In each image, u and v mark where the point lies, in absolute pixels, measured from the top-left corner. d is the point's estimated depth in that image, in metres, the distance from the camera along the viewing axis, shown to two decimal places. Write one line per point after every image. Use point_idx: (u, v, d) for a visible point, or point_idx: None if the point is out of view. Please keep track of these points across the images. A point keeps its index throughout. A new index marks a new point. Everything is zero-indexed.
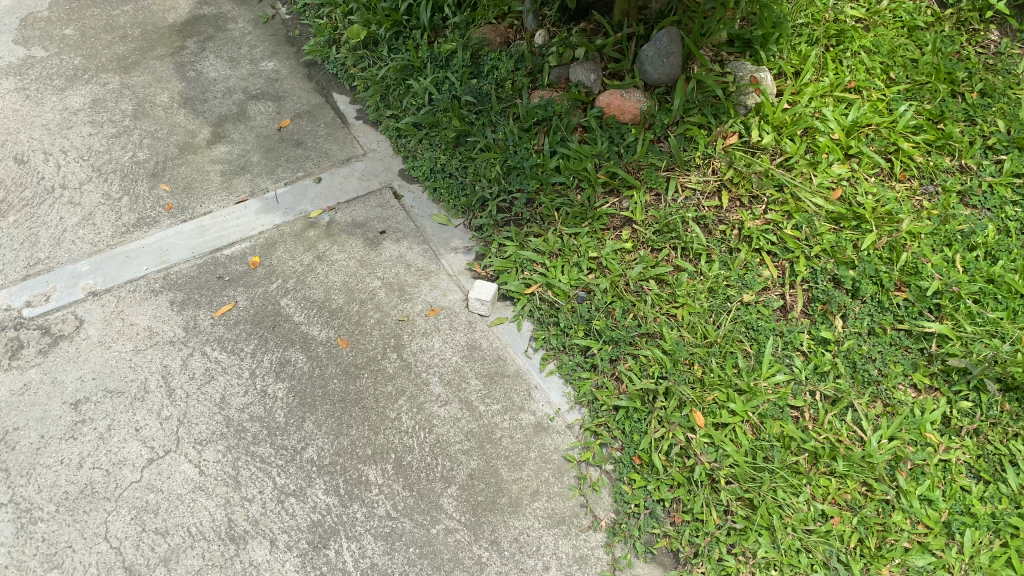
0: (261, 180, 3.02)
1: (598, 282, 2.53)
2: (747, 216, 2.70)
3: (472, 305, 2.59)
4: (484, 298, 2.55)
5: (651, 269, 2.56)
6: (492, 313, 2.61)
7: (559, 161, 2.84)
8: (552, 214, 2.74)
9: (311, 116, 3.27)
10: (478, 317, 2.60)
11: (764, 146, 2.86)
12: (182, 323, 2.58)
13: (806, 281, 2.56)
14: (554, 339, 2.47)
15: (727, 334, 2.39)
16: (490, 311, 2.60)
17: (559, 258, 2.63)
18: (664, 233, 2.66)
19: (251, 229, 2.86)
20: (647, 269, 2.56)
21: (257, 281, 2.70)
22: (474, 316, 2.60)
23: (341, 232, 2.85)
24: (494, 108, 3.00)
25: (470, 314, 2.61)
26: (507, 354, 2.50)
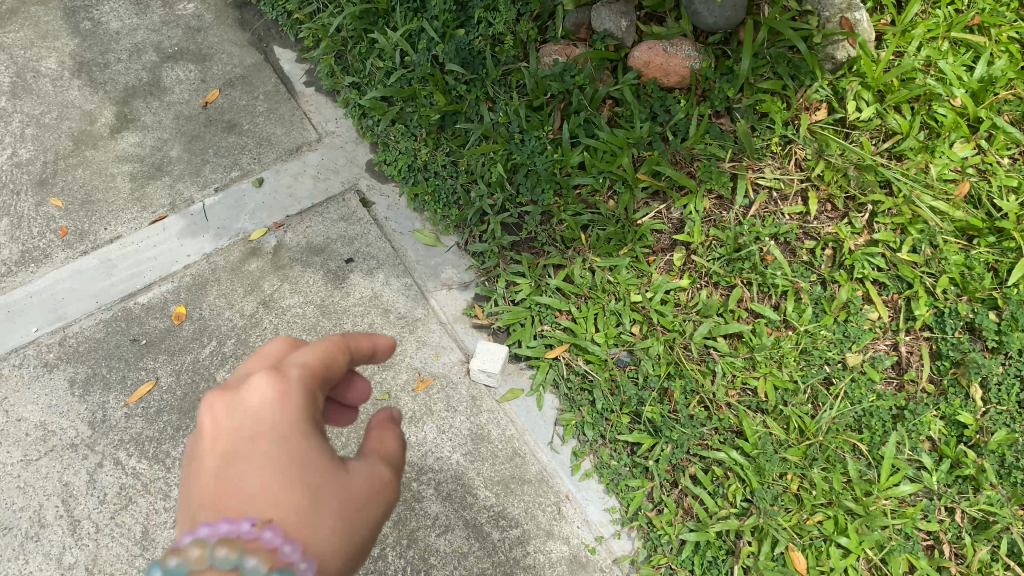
0: (183, 186, 2.28)
1: (646, 345, 1.84)
2: (846, 230, 1.97)
3: (477, 375, 1.89)
4: (494, 368, 1.85)
5: (723, 325, 1.85)
6: (504, 384, 1.91)
7: (584, 154, 2.06)
8: (578, 235, 1.99)
9: (246, 85, 2.47)
10: (483, 389, 1.91)
11: (863, 124, 2.10)
12: (86, 417, 1.93)
13: (928, 328, 1.88)
14: (590, 427, 1.80)
15: (830, 426, 1.73)
16: (502, 381, 1.90)
17: (590, 303, 1.92)
18: (733, 261, 1.93)
19: (174, 262, 2.15)
20: (714, 323, 1.85)
21: (184, 344, 2.02)
22: (479, 389, 1.91)
23: (292, 262, 2.13)
24: (491, 76, 2.18)
25: (472, 386, 1.91)
26: (525, 449, 1.83)
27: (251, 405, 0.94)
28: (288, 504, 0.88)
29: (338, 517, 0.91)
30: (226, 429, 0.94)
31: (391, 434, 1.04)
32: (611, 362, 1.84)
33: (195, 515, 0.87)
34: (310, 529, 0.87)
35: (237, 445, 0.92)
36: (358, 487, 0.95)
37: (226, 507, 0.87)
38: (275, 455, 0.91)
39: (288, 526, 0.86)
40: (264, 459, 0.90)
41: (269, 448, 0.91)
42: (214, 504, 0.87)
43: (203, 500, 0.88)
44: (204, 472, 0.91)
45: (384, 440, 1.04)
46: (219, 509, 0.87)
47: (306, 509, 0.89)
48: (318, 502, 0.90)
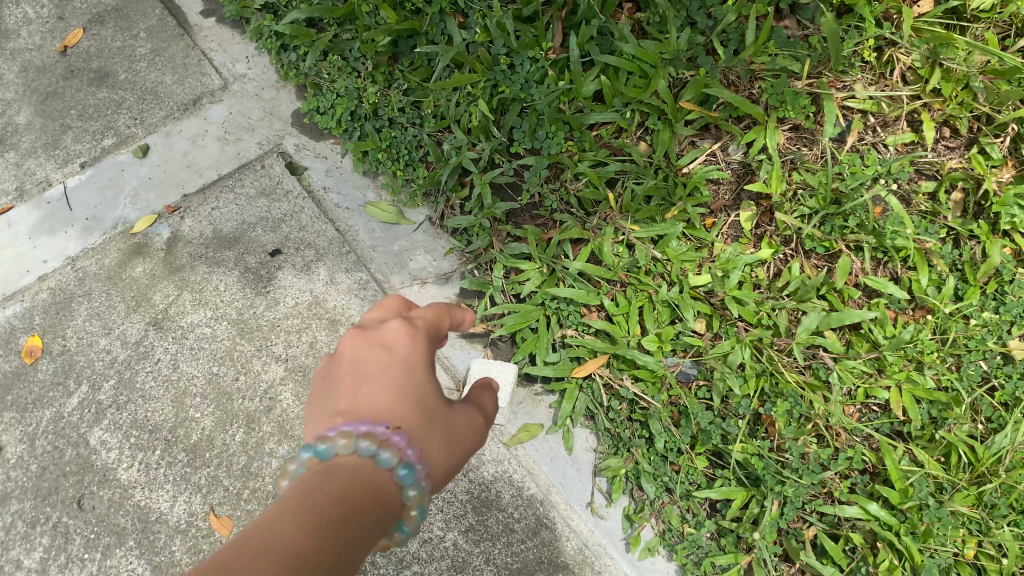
0: (35, 164, 1.61)
1: (723, 350, 1.23)
2: (982, 163, 1.38)
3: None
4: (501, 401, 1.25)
5: (840, 314, 1.22)
6: (512, 423, 1.29)
7: (602, 79, 1.42)
8: (604, 194, 1.38)
9: (119, 18, 1.78)
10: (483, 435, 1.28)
11: (988, 15, 1.44)
12: None
13: None
14: (650, 480, 1.21)
15: (1014, 455, 1.15)
16: (508, 418, 1.29)
17: (633, 293, 1.32)
18: (830, 218, 1.34)
19: (24, 273, 1.50)
20: (821, 312, 1.24)
21: (41, 392, 1.39)
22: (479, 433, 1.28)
23: (195, 261, 1.50)
24: None
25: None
26: (554, 519, 1.23)
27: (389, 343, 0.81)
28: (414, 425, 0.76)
29: (451, 442, 0.79)
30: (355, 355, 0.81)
31: (489, 395, 0.91)
32: (673, 380, 1.23)
33: (323, 419, 0.76)
34: (430, 446, 0.76)
35: (365, 362, 0.80)
36: (463, 422, 0.84)
37: (355, 410, 0.75)
38: (403, 379, 0.79)
39: (417, 440, 0.75)
40: (401, 370, 0.79)
41: (403, 363, 0.80)
42: (344, 403, 0.77)
43: (331, 408, 0.77)
44: (331, 384, 0.80)
45: (485, 396, 0.91)
46: (348, 410, 0.75)
47: (427, 432, 0.77)
48: (438, 428, 0.78)
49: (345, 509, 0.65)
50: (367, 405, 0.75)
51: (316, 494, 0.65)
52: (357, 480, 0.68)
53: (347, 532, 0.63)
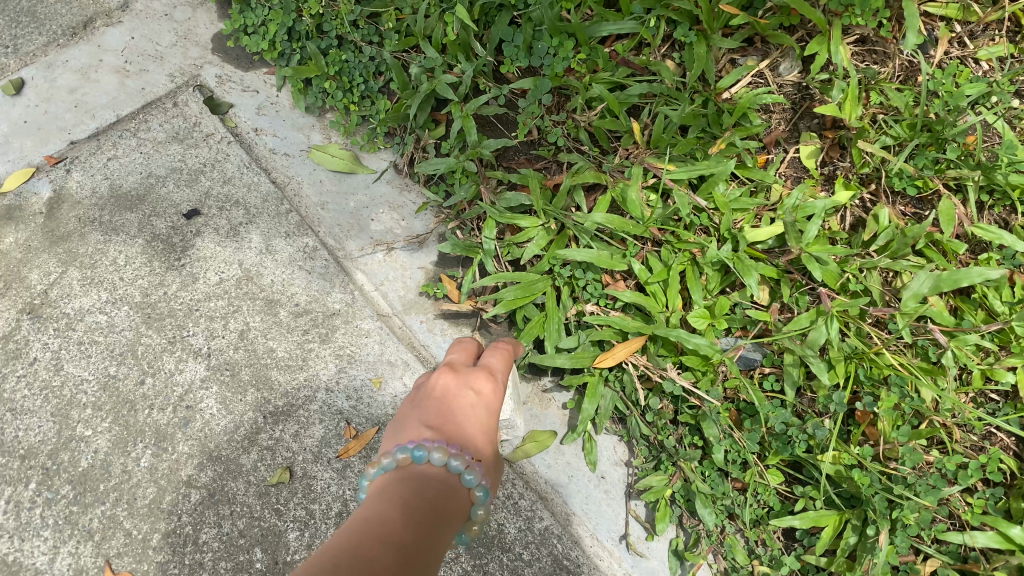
0: None
1: (798, 326, 0.92)
2: None
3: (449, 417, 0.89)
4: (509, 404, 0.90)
5: (954, 272, 0.90)
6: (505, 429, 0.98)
7: None
8: (626, 127, 1.05)
9: None
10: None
11: None
12: None
13: None
14: (705, 507, 0.89)
15: None
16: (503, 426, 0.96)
17: (668, 254, 0.99)
18: (920, 151, 1.03)
19: None
20: (932, 271, 0.90)
21: None
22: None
23: (82, 228, 1.13)
24: None
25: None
26: (577, 559, 0.92)
27: (479, 375, 0.78)
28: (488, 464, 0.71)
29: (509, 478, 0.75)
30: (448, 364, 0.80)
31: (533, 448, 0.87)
32: (733, 369, 0.91)
33: (407, 428, 0.73)
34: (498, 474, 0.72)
35: (455, 390, 0.76)
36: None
37: (443, 426, 0.72)
38: (479, 420, 0.74)
39: (492, 475, 0.71)
40: (487, 402, 0.76)
41: (489, 400, 0.76)
42: (433, 415, 0.73)
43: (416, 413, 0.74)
44: (416, 394, 0.77)
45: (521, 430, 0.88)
46: (438, 424, 0.72)
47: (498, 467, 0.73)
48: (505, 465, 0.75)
49: (433, 506, 0.63)
50: (454, 429, 0.72)
51: (403, 495, 0.63)
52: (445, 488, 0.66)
53: (440, 528, 0.61)
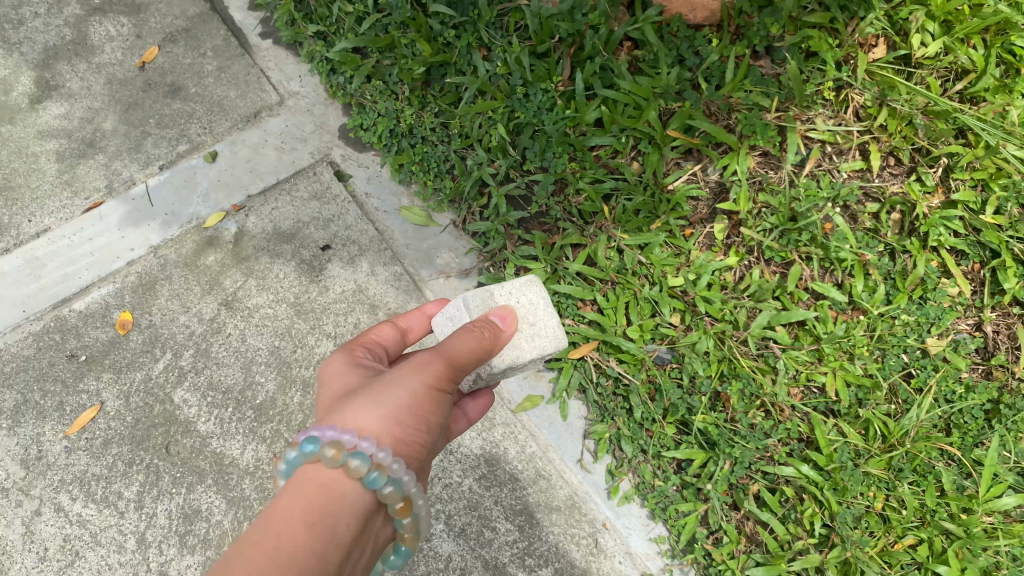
0: (122, 165, 1.90)
1: (690, 340, 1.52)
2: (918, 190, 1.67)
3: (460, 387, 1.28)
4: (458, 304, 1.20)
5: (785, 313, 1.52)
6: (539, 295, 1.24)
7: (600, 108, 1.71)
8: (600, 207, 1.66)
9: (190, 39, 2.06)
10: (548, 332, 1.22)
11: (928, 61, 1.76)
12: (19, 454, 1.60)
13: (1019, 303, 1.59)
14: (628, 443, 1.50)
15: (919, 429, 1.45)
16: (515, 296, 1.23)
17: (619, 290, 1.60)
18: (787, 233, 1.62)
19: (114, 259, 1.78)
20: (772, 310, 1.53)
21: (133, 358, 1.68)
22: (542, 342, 1.21)
23: (257, 253, 1.78)
24: (482, 17, 1.78)
25: (532, 344, 1.20)
26: (550, 470, 1.53)
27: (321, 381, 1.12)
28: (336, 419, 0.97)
29: (379, 399, 0.99)
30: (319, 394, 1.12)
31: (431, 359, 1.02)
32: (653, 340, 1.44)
33: None
34: (359, 412, 0.97)
35: (321, 402, 1.09)
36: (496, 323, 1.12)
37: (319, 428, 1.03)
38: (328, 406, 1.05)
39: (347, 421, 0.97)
40: (329, 395, 1.07)
41: (331, 389, 1.08)
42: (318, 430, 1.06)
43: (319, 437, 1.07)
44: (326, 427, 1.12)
45: (461, 341, 1.05)
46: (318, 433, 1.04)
47: (356, 409, 0.98)
48: (369, 400, 0.99)
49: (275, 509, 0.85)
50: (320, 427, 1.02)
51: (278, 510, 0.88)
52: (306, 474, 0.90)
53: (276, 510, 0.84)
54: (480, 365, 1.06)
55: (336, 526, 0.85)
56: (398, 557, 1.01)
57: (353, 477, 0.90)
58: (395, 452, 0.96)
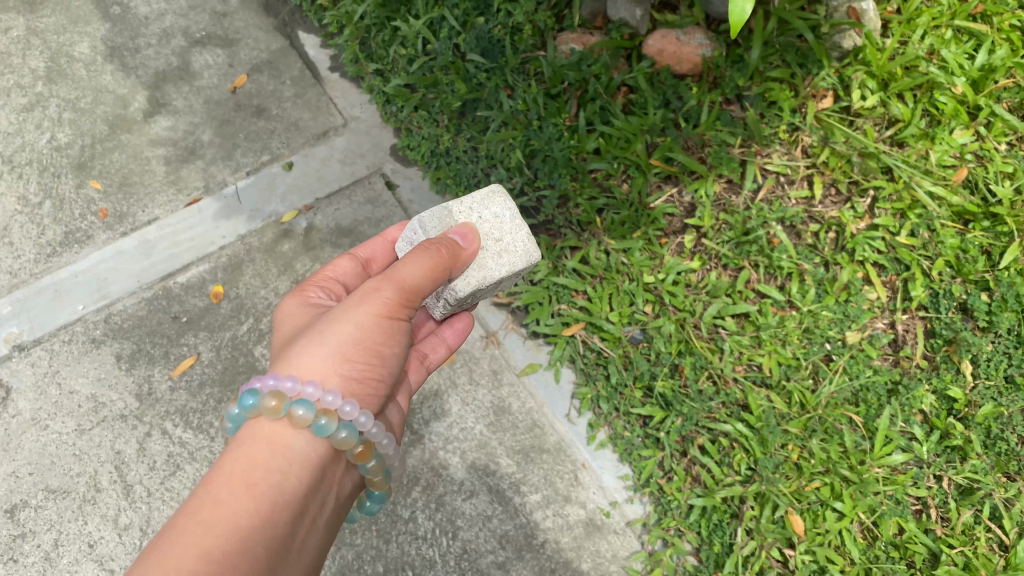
0: (216, 169, 2.37)
1: (658, 325, 1.97)
2: (849, 215, 2.09)
3: (437, 309, 1.69)
4: (422, 224, 1.54)
5: (731, 306, 1.99)
6: (502, 209, 1.60)
7: (598, 140, 2.17)
8: (594, 219, 2.10)
9: (273, 69, 2.53)
10: (513, 247, 1.56)
11: (866, 112, 2.19)
12: (133, 390, 2.07)
13: (924, 308, 2.00)
14: (605, 401, 1.92)
15: (830, 401, 1.87)
16: (479, 218, 1.57)
17: (605, 284, 2.04)
18: (740, 245, 2.05)
19: (209, 243, 2.25)
20: (723, 303, 1.99)
21: (223, 321, 2.15)
22: (513, 256, 1.55)
23: (322, 244, 2.24)
24: (509, 64, 2.28)
25: (501, 260, 1.53)
26: (544, 420, 1.95)
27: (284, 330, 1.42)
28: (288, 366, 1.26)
29: (324, 341, 1.26)
30: (281, 340, 1.41)
31: (369, 299, 1.30)
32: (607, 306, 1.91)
33: None
34: (308, 357, 1.25)
35: (280, 346, 1.38)
36: (459, 242, 1.46)
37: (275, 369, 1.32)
38: (283, 351, 1.33)
39: (297, 367, 1.24)
40: (285, 344, 1.35)
41: (286, 339, 1.36)
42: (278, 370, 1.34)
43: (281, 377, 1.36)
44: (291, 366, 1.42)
45: (407, 264, 1.33)
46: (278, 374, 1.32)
47: (303, 357, 1.25)
48: (316, 343, 1.27)
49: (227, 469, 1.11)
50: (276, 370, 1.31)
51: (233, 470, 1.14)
52: (263, 428, 1.18)
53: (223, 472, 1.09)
54: (429, 277, 1.35)
55: (280, 479, 1.11)
56: (374, 500, 1.40)
57: (301, 423, 1.18)
58: (344, 385, 1.25)
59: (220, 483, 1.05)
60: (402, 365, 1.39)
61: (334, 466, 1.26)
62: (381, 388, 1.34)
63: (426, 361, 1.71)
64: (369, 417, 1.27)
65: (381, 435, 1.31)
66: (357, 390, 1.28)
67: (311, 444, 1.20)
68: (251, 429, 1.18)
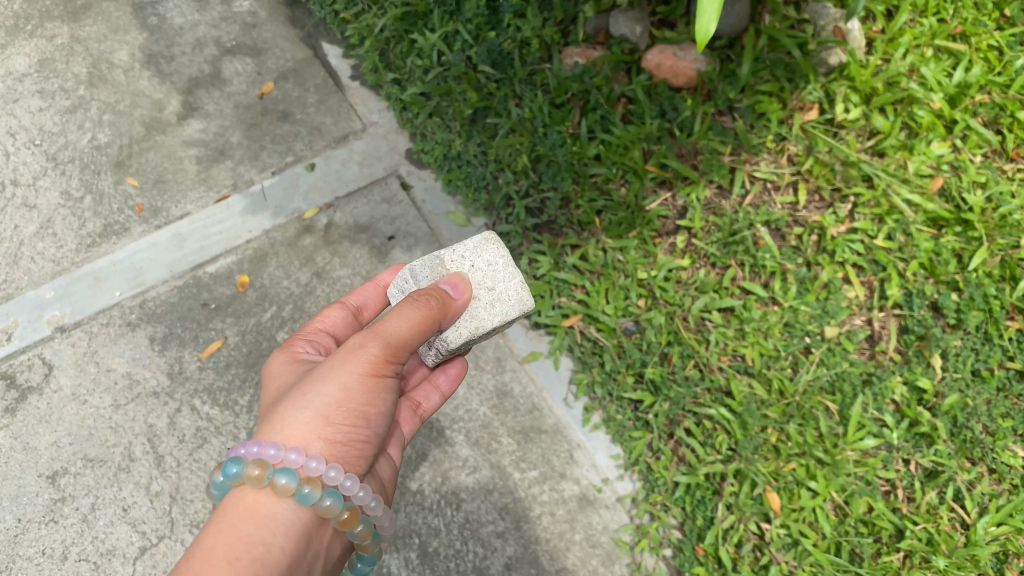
0: (244, 169, 2.56)
1: (650, 317, 2.13)
2: (830, 219, 2.25)
3: (427, 357, 1.69)
4: (414, 274, 1.57)
5: (718, 300, 2.15)
6: (495, 256, 1.63)
7: (599, 147, 2.34)
8: (592, 219, 2.27)
9: (298, 77, 2.72)
10: (507, 297, 1.59)
11: (850, 124, 2.35)
12: (166, 369, 2.24)
13: (898, 306, 2.15)
14: (599, 386, 2.08)
15: (807, 388, 2.03)
16: (469, 261, 1.61)
17: (602, 279, 2.20)
18: (728, 245, 2.22)
19: (237, 237, 2.43)
20: (710, 297, 2.15)
21: (249, 308, 2.32)
22: (506, 304, 1.58)
23: (341, 239, 2.42)
24: (517, 75, 2.45)
25: (494, 310, 1.57)
26: (543, 404, 2.10)
27: (274, 386, 1.46)
28: (274, 428, 1.29)
29: (309, 402, 1.28)
30: (272, 396, 1.44)
31: (354, 357, 1.31)
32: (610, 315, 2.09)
33: None
34: (293, 423, 1.27)
35: (270, 402, 1.42)
36: (450, 291, 1.49)
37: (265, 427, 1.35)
38: (272, 409, 1.36)
39: (281, 432, 1.27)
40: (274, 403, 1.39)
41: (275, 399, 1.39)
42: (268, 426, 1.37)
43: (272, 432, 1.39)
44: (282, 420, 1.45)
45: (393, 319, 1.34)
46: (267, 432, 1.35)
47: (287, 421, 1.28)
48: (299, 406, 1.29)
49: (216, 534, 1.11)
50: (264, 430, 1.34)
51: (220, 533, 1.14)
52: (246, 496, 1.21)
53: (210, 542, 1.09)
54: (416, 330, 1.36)
55: (266, 550, 1.12)
56: (365, 562, 1.42)
57: (284, 492, 1.20)
58: (330, 448, 1.28)
59: (204, 556, 1.06)
60: (392, 419, 1.40)
61: (321, 533, 1.27)
62: (367, 448, 1.35)
63: (421, 409, 1.72)
64: (354, 480, 1.29)
65: (367, 496, 1.33)
66: (344, 451, 1.30)
67: (296, 512, 1.22)
68: (235, 497, 1.21)
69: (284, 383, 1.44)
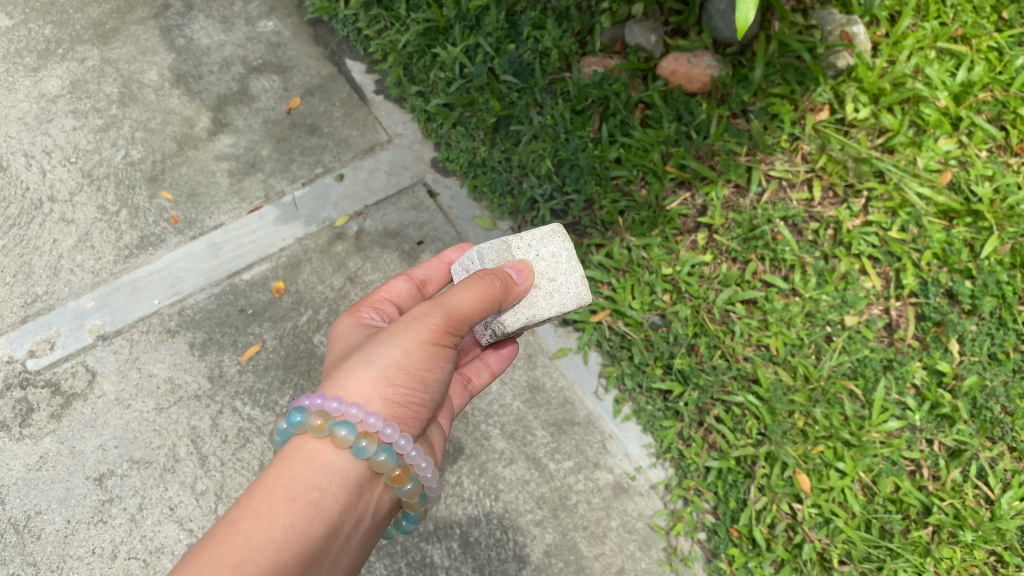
0: (275, 181, 2.64)
1: (676, 310, 2.21)
2: (845, 213, 2.34)
3: (482, 336, 1.76)
4: (481, 255, 1.66)
5: (741, 292, 2.23)
6: (560, 249, 1.72)
7: (619, 150, 2.43)
8: (616, 219, 2.36)
9: (323, 92, 2.81)
10: (568, 290, 1.68)
11: (860, 124, 2.45)
12: (206, 373, 2.31)
13: (914, 294, 2.23)
14: (629, 378, 2.14)
15: (831, 374, 2.11)
16: (536, 249, 1.70)
17: (628, 276, 2.28)
18: (748, 240, 2.30)
19: (271, 245, 2.51)
20: (733, 291, 2.24)
21: (284, 313, 2.39)
22: (564, 296, 1.67)
23: (372, 244, 2.50)
24: (538, 84, 2.55)
25: (552, 301, 1.65)
26: (574, 397, 2.15)
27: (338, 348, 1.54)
28: (336, 382, 1.36)
29: (373, 363, 1.36)
30: (334, 358, 1.53)
31: (418, 324, 1.38)
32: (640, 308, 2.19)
33: None
34: (355, 379, 1.35)
35: (333, 364, 1.50)
36: (515, 276, 1.58)
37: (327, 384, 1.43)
38: (334, 368, 1.44)
39: (343, 386, 1.35)
40: (335, 364, 1.47)
41: (340, 358, 1.48)
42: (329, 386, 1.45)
43: None
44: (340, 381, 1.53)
45: (458, 293, 1.42)
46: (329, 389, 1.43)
47: (349, 377, 1.36)
48: (362, 364, 1.37)
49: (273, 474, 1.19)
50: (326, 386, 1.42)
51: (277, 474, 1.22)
52: (304, 442, 1.28)
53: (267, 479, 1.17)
54: (478, 307, 1.44)
55: (320, 497, 1.18)
56: (409, 521, 1.48)
57: (341, 442, 1.27)
58: (388, 407, 1.35)
59: (262, 494, 1.13)
60: (445, 390, 1.48)
61: (374, 488, 1.34)
62: (423, 412, 1.43)
63: (471, 384, 1.82)
64: (408, 439, 1.36)
65: (418, 458, 1.39)
66: (399, 411, 1.37)
67: (350, 464, 1.28)
68: (295, 444, 1.28)
69: (347, 346, 1.53)
